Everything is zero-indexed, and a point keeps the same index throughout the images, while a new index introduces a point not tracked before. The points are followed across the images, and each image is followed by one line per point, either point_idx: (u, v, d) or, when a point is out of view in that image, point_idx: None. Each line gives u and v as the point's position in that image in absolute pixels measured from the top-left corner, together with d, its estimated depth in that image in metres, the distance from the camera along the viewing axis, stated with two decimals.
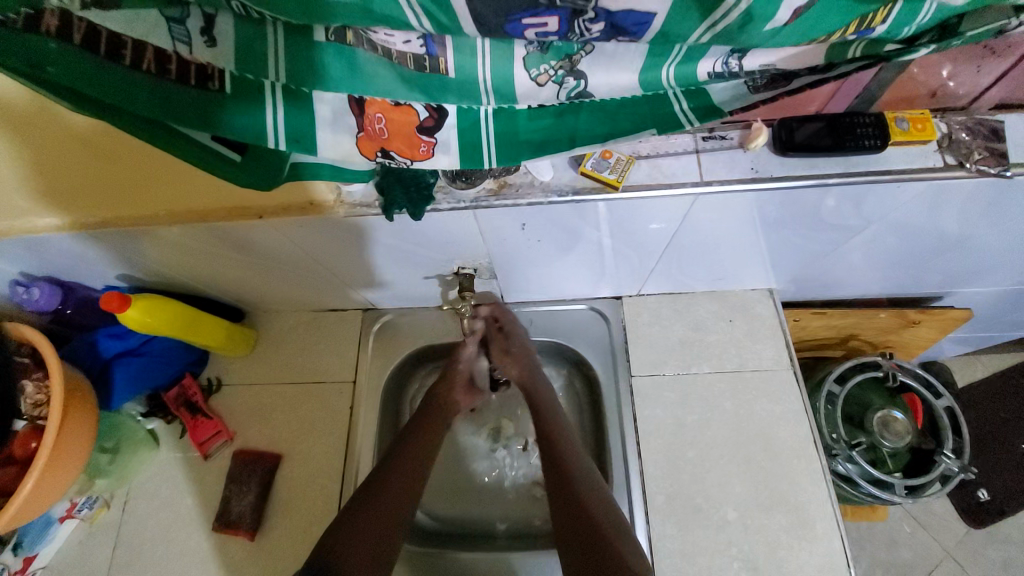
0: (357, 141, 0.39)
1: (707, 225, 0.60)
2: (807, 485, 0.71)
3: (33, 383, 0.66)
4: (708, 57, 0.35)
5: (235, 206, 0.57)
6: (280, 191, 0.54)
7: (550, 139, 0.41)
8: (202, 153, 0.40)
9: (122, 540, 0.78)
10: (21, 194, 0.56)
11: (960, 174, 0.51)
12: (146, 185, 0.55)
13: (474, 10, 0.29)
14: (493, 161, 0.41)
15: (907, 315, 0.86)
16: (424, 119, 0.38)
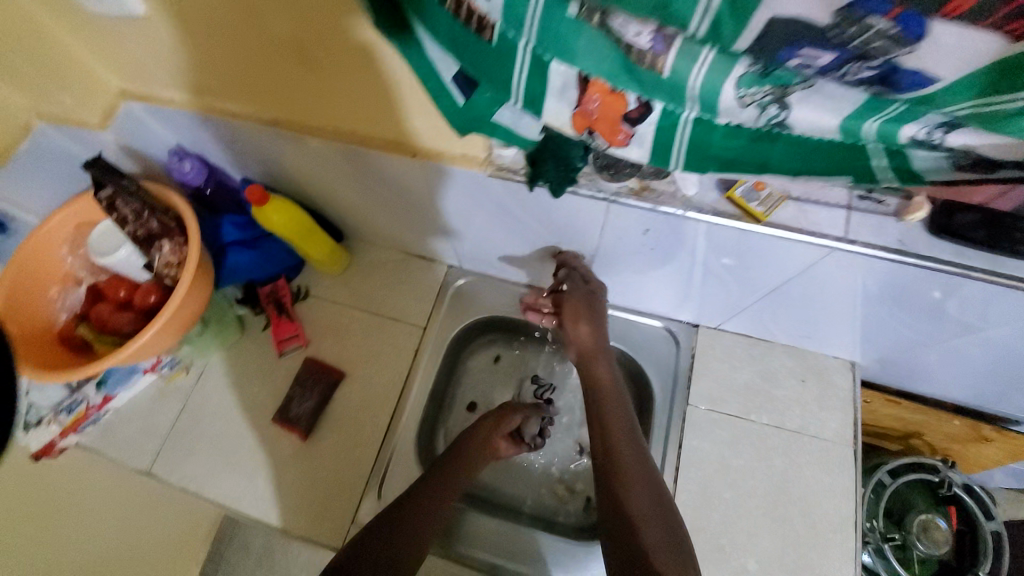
0: (572, 115, 0.43)
1: (825, 282, 0.60)
2: (836, 562, 0.70)
3: (169, 243, 0.70)
4: (916, 123, 0.35)
5: (393, 138, 0.62)
6: (440, 137, 0.58)
7: (739, 159, 0.43)
8: (437, 86, 0.47)
9: (190, 403, 0.87)
10: (212, 79, 0.63)
11: None
12: (317, 99, 0.61)
13: (766, 32, 0.31)
14: (679, 166, 0.45)
15: (981, 429, 0.83)
16: (631, 111, 0.41)
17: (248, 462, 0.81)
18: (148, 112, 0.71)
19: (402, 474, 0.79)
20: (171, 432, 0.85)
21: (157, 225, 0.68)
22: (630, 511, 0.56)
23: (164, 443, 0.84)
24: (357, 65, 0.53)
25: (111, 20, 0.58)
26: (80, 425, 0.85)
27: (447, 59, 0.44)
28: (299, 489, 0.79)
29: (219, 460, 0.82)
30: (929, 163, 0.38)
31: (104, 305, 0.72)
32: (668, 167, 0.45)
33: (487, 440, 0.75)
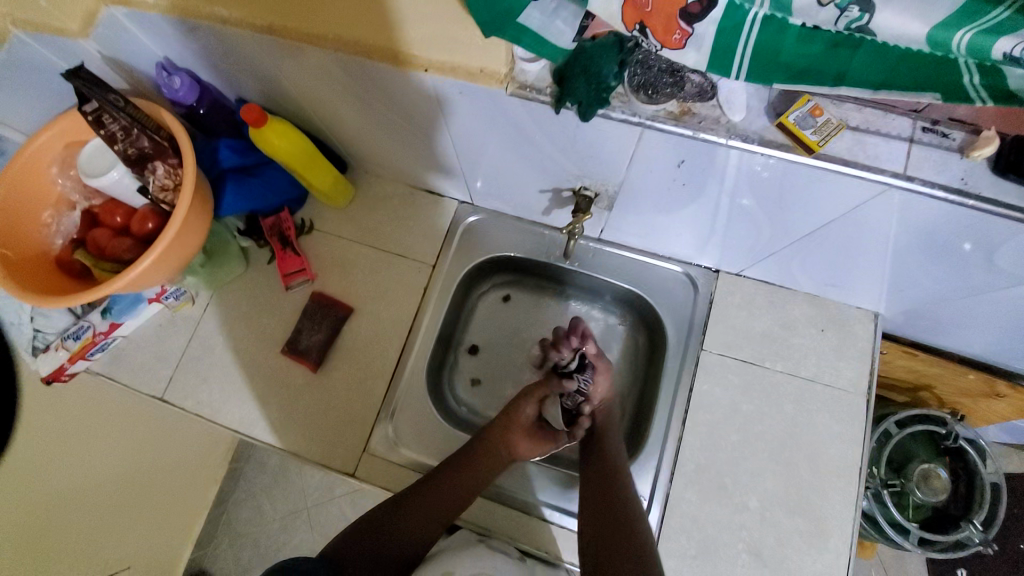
0: (622, 7, 0.40)
1: (868, 225, 0.56)
2: (836, 505, 0.72)
3: (163, 166, 0.65)
4: (1016, 35, 0.32)
5: (389, 48, 0.53)
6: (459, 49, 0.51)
7: (813, 69, 0.38)
8: None
9: (197, 333, 0.86)
10: None
11: None
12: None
13: None
14: (741, 75, 0.40)
15: (995, 385, 0.82)
16: (692, 3, 0.37)
17: (260, 393, 0.82)
18: (128, 18, 0.62)
19: (412, 407, 0.81)
20: (181, 361, 0.85)
21: (149, 145, 0.62)
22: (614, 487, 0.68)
23: (175, 371, 0.85)
24: None
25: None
26: (89, 351, 0.83)
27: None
28: (310, 421, 0.80)
29: (231, 389, 0.83)
30: None
31: (102, 231, 0.68)
32: (729, 76, 0.40)
33: (504, 439, 0.74)
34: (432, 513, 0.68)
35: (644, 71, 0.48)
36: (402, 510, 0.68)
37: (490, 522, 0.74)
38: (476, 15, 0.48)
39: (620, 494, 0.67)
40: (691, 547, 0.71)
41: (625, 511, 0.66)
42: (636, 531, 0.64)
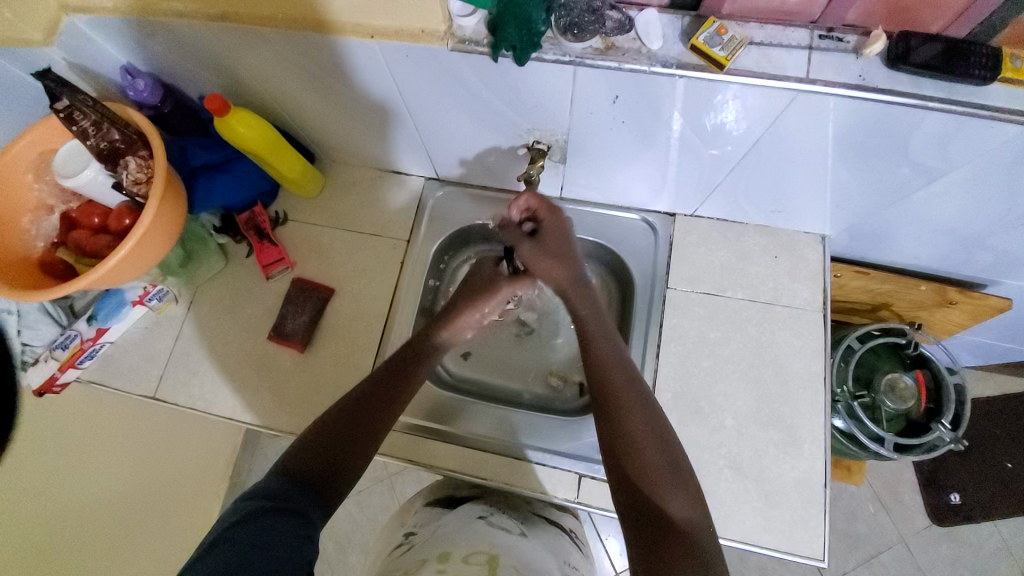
0: None
1: (792, 136, 0.61)
2: (806, 412, 0.76)
3: (135, 159, 0.68)
4: None
5: (315, 19, 0.59)
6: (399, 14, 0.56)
7: None
8: None
9: (183, 331, 0.89)
10: None
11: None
12: None
13: None
14: None
15: (946, 293, 0.87)
16: None
17: (251, 378, 0.85)
18: (90, 26, 0.66)
19: None
20: (171, 357, 0.88)
21: (118, 138, 0.66)
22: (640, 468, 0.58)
23: (166, 368, 0.87)
24: None
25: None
26: (77, 360, 0.84)
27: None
28: (301, 399, 0.83)
29: (222, 378, 0.85)
30: None
31: (81, 232, 0.71)
32: None
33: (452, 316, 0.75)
34: (378, 419, 0.65)
35: (568, 13, 0.53)
36: (353, 414, 0.64)
37: (485, 468, 0.78)
38: None
39: (623, 393, 0.63)
40: None
41: (636, 419, 0.61)
42: (659, 431, 0.60)
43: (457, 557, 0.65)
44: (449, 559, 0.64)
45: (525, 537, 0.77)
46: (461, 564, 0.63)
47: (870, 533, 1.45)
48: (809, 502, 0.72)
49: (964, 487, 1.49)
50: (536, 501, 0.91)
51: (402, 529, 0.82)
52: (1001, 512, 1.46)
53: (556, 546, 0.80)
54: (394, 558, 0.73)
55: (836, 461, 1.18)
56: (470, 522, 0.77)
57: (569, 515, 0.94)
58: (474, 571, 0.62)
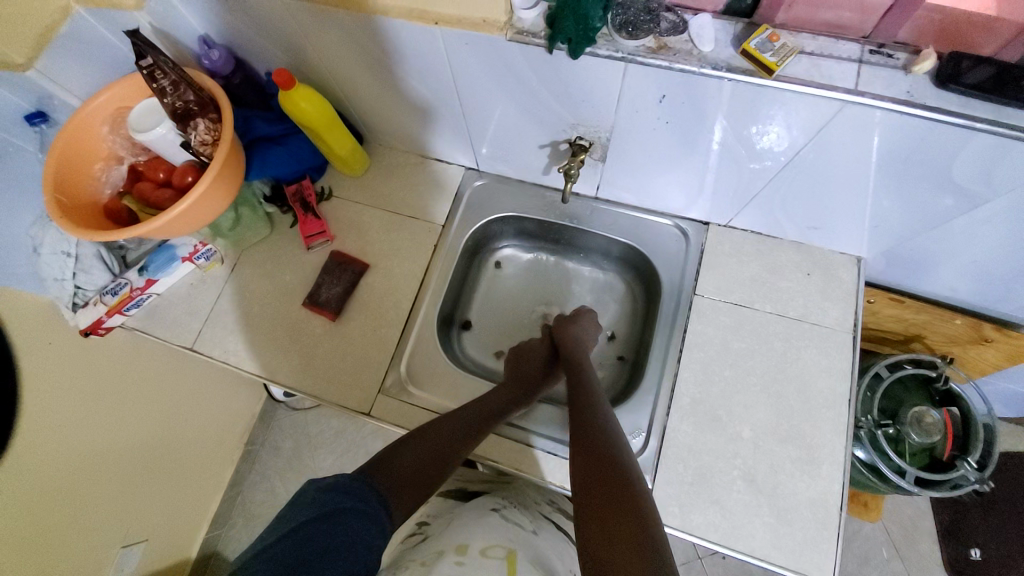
0: None
1: (834, 150, 0.62)
2: (826, 433, 0.75)
3: (205, 122, 0.74)
4: None
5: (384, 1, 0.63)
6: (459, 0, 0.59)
7: None
8: None
9: (224, 291, 0.93)
10: None
11: None
12: None
13: None
14: None
15: (982, 329, 0.85)
16: None
17: (282, 342, 0.89)
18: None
19: (424, 351, 0.87)
20: (210, 314, 0.92)
21: (194, 100, 0.72)
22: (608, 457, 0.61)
23: (204, 324, 0.92)
24: None
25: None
26: (125, 306, 0.90)
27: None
28: (327, 366, 0.86)
29: (255, 340, 0.89)
30: None
31: (146, 184, 0.77)
32: None
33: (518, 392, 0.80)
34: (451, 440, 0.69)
35: (624, 11, 0.56)
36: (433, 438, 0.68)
37: (497, 453, 0.79)
38: None
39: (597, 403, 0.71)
40: (689, 475, 0.74)
41: (597, 420, 0.69)
42: (615, 441, 0.64)
43: (475, 550, 0.63)
44: (467, 550, 0.63)
45: (537, 536, 0.74)
46: (480, 557, 0.62)
47: None
48: (822, 522, 0.71)
49: (986, 542, 1.42)
50: (544, 503, 0.88)
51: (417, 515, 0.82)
52: (1021, 571, 1.39)
53: (566, 553, 0.77)
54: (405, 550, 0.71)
55: (852, 497, 1.14)
56: (483, 513, 0.75)
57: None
58: (493, 565, 0.61)
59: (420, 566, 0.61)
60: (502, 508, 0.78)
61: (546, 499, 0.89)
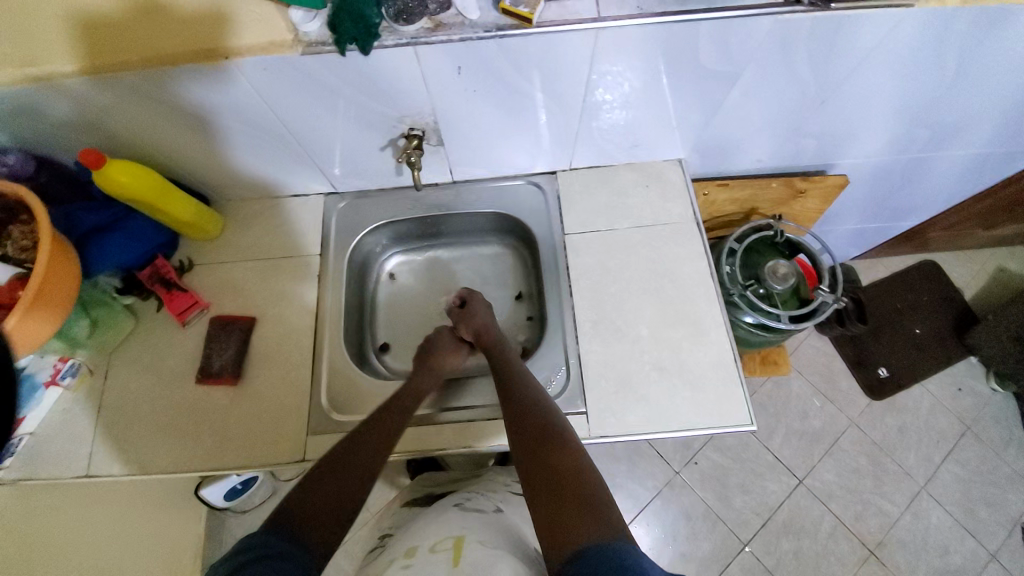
0: None
1: (612, 71, 0.73)
2: (705, 306, 0.87)
3: (18, 228, 0.73)
4: None
5: (174, 52, 0.65)
6: (235, 36, 0.65)
7: None
8: None
9: (105, 399, 0.86)
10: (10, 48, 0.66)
11: (796, 9, 0.66)
12: (126, 33, 0.66)
13: None
14: None
15: (794, 184, 1.03)
16: None
17: (189, 427, 0.83)
18: None
19: (342, 377, 0.86)
20: (95, 430, 0.84)
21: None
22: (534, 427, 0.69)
23: (91, 443, 0.83)
24: None
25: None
26: None
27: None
28: (245, 430, 0.82)
29: (156, 436, 0.83)
30: None
31: None
32: None
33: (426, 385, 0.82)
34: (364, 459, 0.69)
35: (393, 2, 0.63)
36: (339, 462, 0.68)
37: (441, 441, 0.81)
38: None
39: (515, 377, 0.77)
40: (612, 386, 0.82)
41: (515, 393, 0.75)
42: (538, 408, 0.72)
43: (425, 549, 0.60)
44: (416, 552, 0.60)
45: (503, 512, 0.73)
46: (428, 554, 0.59)
47: (824, 426, 1.57)
48: (727, 378, 0.82)
49: (889, 360, 1.65)
50: (514, 482, 0.86)
51: (379, 533, 0.81)
52: (921, 372, 1.63)
53: (539, 520, 0.76)
54: (370, 561, 0.69)
55: (765, 360, 1.32)
56: (444, 510, 0.72)
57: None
58: (440, 559, 0.57)
59: None
60: (465, 501, 0.76)
61: (516, 478, 0.88)
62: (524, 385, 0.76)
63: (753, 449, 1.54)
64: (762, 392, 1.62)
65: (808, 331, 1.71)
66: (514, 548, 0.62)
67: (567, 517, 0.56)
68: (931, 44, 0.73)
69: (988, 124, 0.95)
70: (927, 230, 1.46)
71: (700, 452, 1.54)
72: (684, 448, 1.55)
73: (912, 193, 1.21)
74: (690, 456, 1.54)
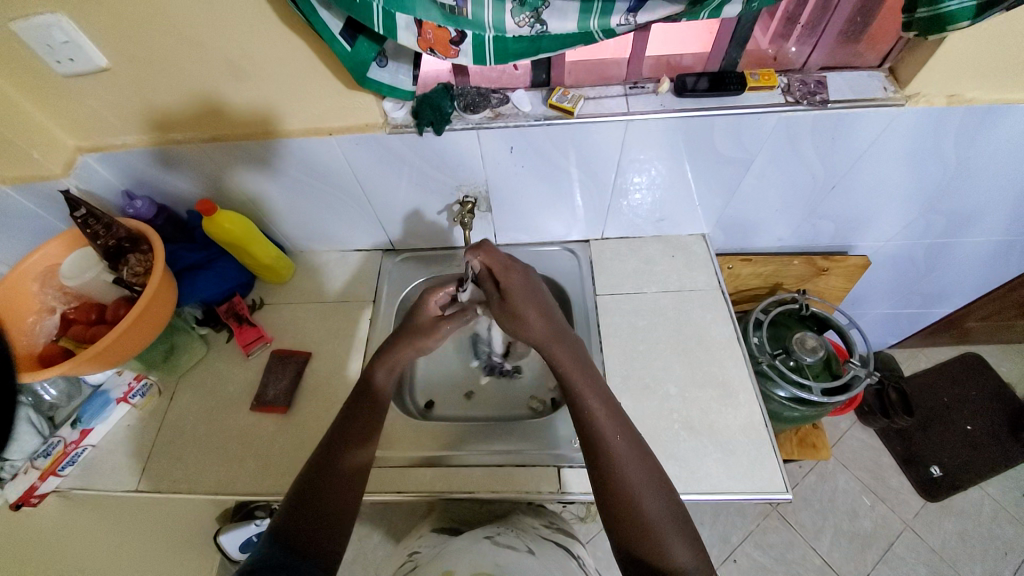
0: (416, 41, 0.65)
1: (641, 152, 0.85)
2: (732, 368, 0.90)
3: (135, 256, 0.85)
4: (616, 14, 0.61)
5: (274, 129, 0.84)
6: (323, 119, 0.83)
7: (524, 51, 0.67)
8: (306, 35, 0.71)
9: (169, 419, 0.94)
10: (134, 123, 0.84)
11: (798, 107, 0.77)
12: (232, 118, 0.83)
13: None
14: (492, 60, 0.67)
15: (816, 262, 1.09)
16: (453, 36, 0.64)
17: (238, 451, 0.89)
18: (98, 160, 0.88)
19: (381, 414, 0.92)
20: (154, 447, 0.91)
21: (124, 237, 0.84)
22: (599, 437, 0.67)
23: (147, 460, 0.90)
24: (238, 78, 0.77)
25: (73, 74, 0.75)
26: (59, 466, 0.87)
27: (335, 19, 0.65)
28: (286, 457, 0.88)
29: (207, 457, 0.89)
30: (621, 28, 0.62)
31: (79, 326, 0.83)
32: (486, 63, 0.67)
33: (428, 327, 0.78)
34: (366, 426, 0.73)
35: (464, 98, 0.80)
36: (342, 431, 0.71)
37: (469, 482, 0.84)
38: (340, 48, 0.67)
39: (570, 366, 0.72)
40: None
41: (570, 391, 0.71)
42: (598, 413, 0.68)
43: None
44: None
45: (534, 552, 0.73)
46: None
47: (876, 527, 1.44)
48: (757, 441, 0.82)
49: (944, 460, 1.54)
50: (542, 526, 0.87)
51: (408, 550, 0.83)
52: (983, 473, 1.51)
53: (568, 568, 0.74)
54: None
55: (802, 441, 1.27)
56: (475, 540, 0.73)
57: (578, 544, 0.87)
58: None
59: None
60: (495, 535, 0.76)
61: (544, 522, 0.89)
62: (575, 372, 0.71)
63: (797, 549, 1.42)
64: (802, 484, 1.52)
65: (849, 421, 1.63)
66: None
67: (641, 542, 0.61)
68: (931, 136, 0.82)
69: (1004, 213, 1.00)
70: (965, 320, 1.44)
71: (738, 547, 1.43)
72: (721, 542, 1.44)
73: (941, 277, 1.24)
74: (727, 551, 1.42)
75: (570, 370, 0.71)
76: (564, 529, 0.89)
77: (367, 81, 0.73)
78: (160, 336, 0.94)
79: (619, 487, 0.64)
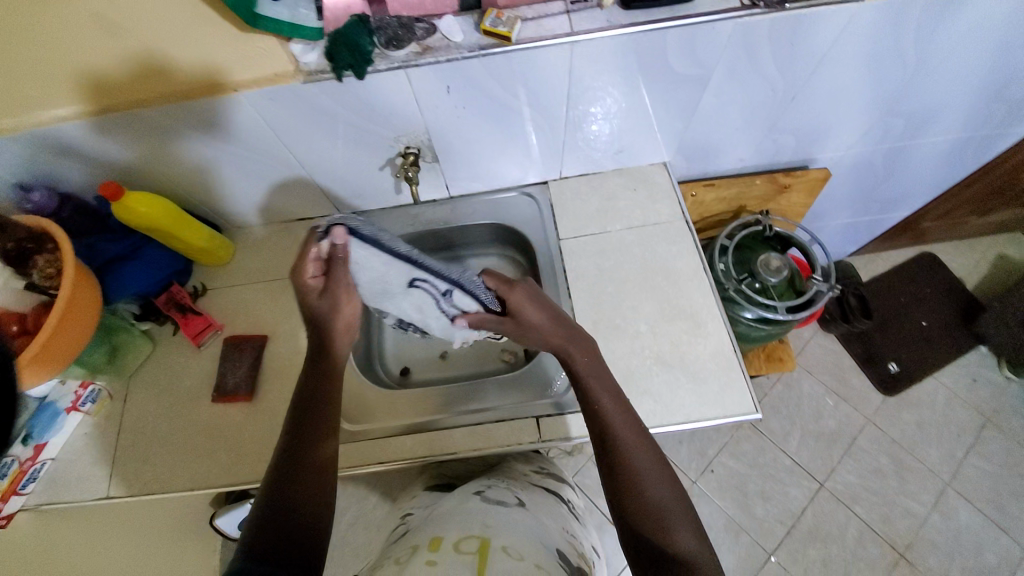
0: None
1: (591, 78, 0.78)
2: (700, 299, 0.89)
3: (43, 257, 0.77)
4: None
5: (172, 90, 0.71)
6: (228, 71, 0.70)
7: None
8: None
9: (127, 423, 0.89)
10: None
11: (754, 10, 0.70)
12: (118, 82, 0.70)
13: None
14: None
15: (778, 179, 1.07)
16: None
17: (206, 445, 0.85)
18: None
19: (351, 388, 0.89)
20: (116, 454, 0.86)
21: (25, 237, 0.76)
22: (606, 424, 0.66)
23: (112, 467, 0.85)
24: None
25: None
26: (20, 484, 0.81)
27: None
28: (257, 444, 0.85)
29: (174, 456, 0.85)
30: None
31: None
32: None
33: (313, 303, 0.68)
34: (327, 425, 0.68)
35: (385, 31, 0.69)
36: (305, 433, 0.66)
37: (451, 444, 0.83)
38: None
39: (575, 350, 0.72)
40: None
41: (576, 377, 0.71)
42: (603, 400, 0.68)
43: (449, 543, 0.58)
44: (439, 545, 0.58)
45: (524, 504, 0.74)
46: (453, 551, 0.56)
47: (839, 424, 1.55)
48: (727, 368, 0.83)
49: (900, 356, 1.64)
50: (532, 472, 0.89)
51: (403, 511, 0.84)
52: (935, 364, 1.62)
53: (556, 513, 0.76)
54: (392, 543, 0.71)
55: (769, 357, 1.32)
56: (464, 499, 0.73)
57: (568, 489, 0.89)
58: (463, 558, 0.54)
59: (395, 563, 0.57)
60: (486, 490, 0.77)
61: (534, 468, 0.91)
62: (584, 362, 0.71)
63: (769, 452, 1.52)
64: (772, 394, 1.61)
65: (813, 330, 1.70)
66: (539, 554, 0.59)
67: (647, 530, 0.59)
68: (891, 31, 0.77)
69: (961, 109, 0.98)
70: (921, 221, 1.48)
71: (716, 459, 1.52)
72: (699, 456, 1.53)
73: (900, 181, 1.24)
74: (706, 463, 1.52)
75: (580, 353, 0.71)
76: (555, 474, 0.91)
77: (261, 18, 0.65)
78: (97, 339, 0.86)
79: (623, 472, 0.63)
